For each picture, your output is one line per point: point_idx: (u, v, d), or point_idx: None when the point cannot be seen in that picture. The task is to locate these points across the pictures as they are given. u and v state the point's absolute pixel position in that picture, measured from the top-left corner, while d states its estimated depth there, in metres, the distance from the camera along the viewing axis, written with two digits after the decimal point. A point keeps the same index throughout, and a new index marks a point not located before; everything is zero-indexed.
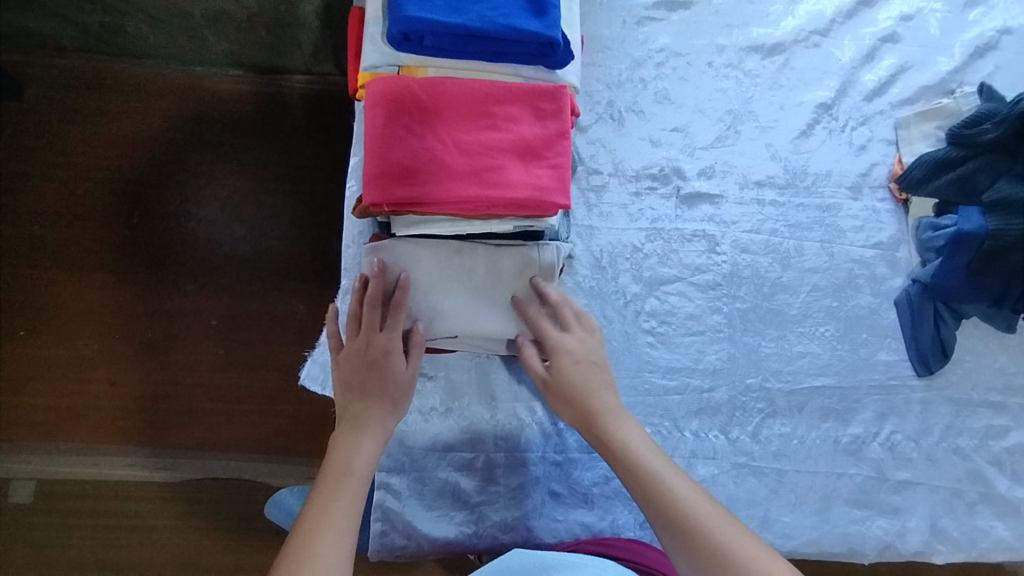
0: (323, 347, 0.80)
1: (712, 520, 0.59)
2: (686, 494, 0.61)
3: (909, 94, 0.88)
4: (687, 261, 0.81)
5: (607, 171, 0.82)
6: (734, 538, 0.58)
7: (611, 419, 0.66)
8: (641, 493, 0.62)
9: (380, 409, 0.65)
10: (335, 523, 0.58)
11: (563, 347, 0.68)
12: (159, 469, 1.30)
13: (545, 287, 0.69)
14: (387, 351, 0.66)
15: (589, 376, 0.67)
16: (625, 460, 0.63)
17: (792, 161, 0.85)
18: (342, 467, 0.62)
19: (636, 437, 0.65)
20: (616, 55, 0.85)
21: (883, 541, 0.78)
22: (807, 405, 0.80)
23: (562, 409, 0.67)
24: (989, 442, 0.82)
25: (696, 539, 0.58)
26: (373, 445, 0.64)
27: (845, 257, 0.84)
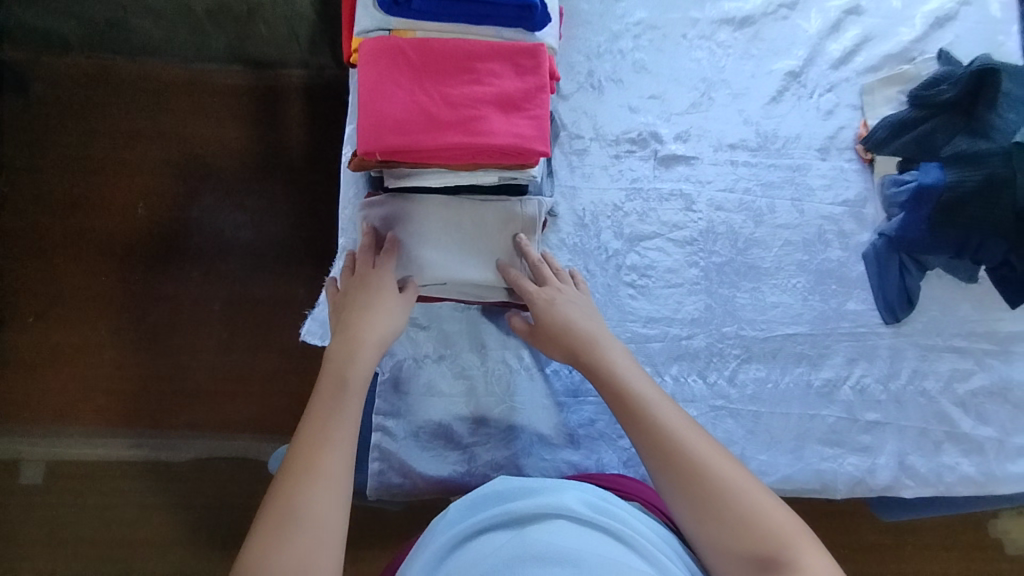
0: (322, 306, 0.87)
1: (689, 436, 0.63)
2: (669, 421, 0.64)
3: (873, 62, 0.93)
4: (665, 218, 0.87)
5: (589, 136, 0.88)
6: (708, 453, 0.62)
7: (598, 346, 0.71)
8: (625, 411, 0.66)
9: (376, 323, 0.69)
10: (340, 433, 0.61)
11: (542, 302, 0.73)
12: (164, 450, 1.34)
13: (525, 245, 0.74)
14: (382, 284, 0.71)
15: (571, 313, 0.73)
16: (611, 380, 0.68)
17: (763, 126, 0.91)
18: (339, 380, 0.65)
19: (621, 360, 0.70)
20: (595, 29, 0.90)
21: (853, 477, 0.83)
22: (781, 351, 0.85)
23: (549, 348, 0.74)
24: (955, 385, 0.86)
25: (672, 451, 0.62)
26: (369, 356, 0.67)
27: (814, 214, 0.89)
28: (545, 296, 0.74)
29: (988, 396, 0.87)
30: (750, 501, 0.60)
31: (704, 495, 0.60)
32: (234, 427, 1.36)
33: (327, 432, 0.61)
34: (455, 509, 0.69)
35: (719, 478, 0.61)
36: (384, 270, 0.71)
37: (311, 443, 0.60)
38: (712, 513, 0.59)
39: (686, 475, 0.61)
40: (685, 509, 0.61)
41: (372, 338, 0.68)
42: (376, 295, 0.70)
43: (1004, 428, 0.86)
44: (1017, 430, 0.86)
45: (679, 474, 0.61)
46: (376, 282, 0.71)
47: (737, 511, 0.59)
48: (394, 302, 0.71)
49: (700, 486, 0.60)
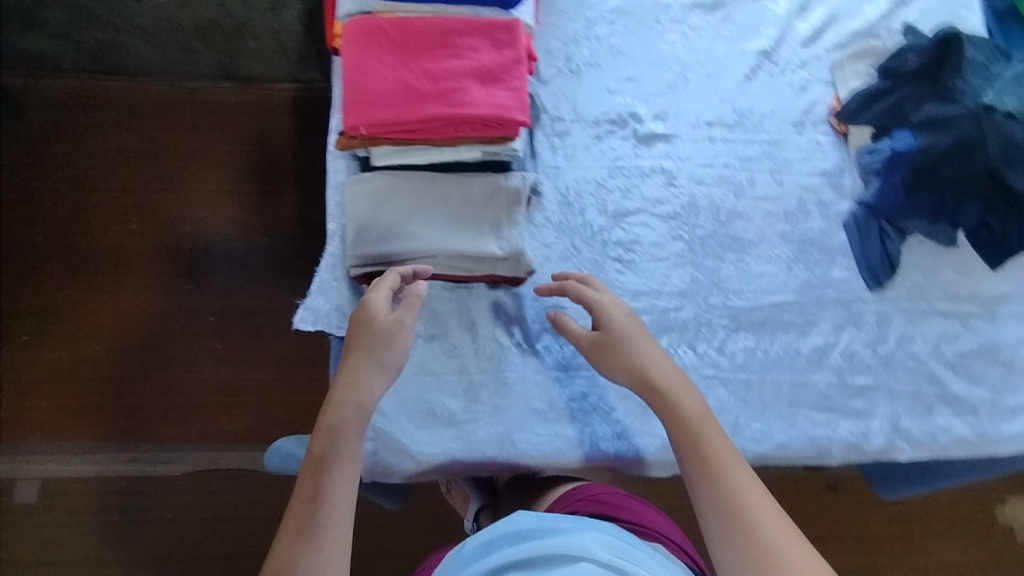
0: (314, 293, 0.80)
1: (754, 504, 0.65)
2: (739, 489, 0.66)
3: (841, 40, 0.96)
4: (648, 194, 0.89)
5: (569, 119, 0.91)
6: (769, 523, 0.64)
7: (674, 394, 0.72)
8: (698, 462, 0.68)
9: (363, 370, 0.69)
10: (324, 523, 0.61)
11: (609, 305, 0.77)
12: (159, 464, 1.33)
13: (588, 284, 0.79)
14: (376, 313, 0.70)
15: (633, 341, 0.75)
16: (688, 431, 0.70)
17: (738, 103, 0.94)
18: (322, 460, 0.65)
19: (696, 410, 0.71)
20: (571, 17, 0.94)
21: (848, 442, 0.83)
22: (769, 319, 0.86)
23: (611, 374, 0.76)
24: (943, 347, 0.87)
25: (738, 522, 0.64)
26: (349, 423, 0.66)
27: (794, 186, 0.91)
28: (614, 307, 0.78)
29: (977, 357, 0.87)
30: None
31: (760, 563, 0.62)
32: (228, 439, 1.34)
33: (312, 522, 0.61)
34: (470, 543, 0.69)
35: (779, 553, 0.62)
36: (373, 295, 0.71)
37: (293, 534, 0.60)
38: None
39: (745, 539, 0.63)
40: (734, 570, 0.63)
41: (356, 399, 0.68)
42: (371, 330, 0.70)
43: (996, 388, 0.86)
44: (1009, 390, 0.86)
45: (736, 535, 0.64)
46: (363, 321, 0.70)
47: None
48: (386, 328, 0.70)
49: (757, 554, 0.62)
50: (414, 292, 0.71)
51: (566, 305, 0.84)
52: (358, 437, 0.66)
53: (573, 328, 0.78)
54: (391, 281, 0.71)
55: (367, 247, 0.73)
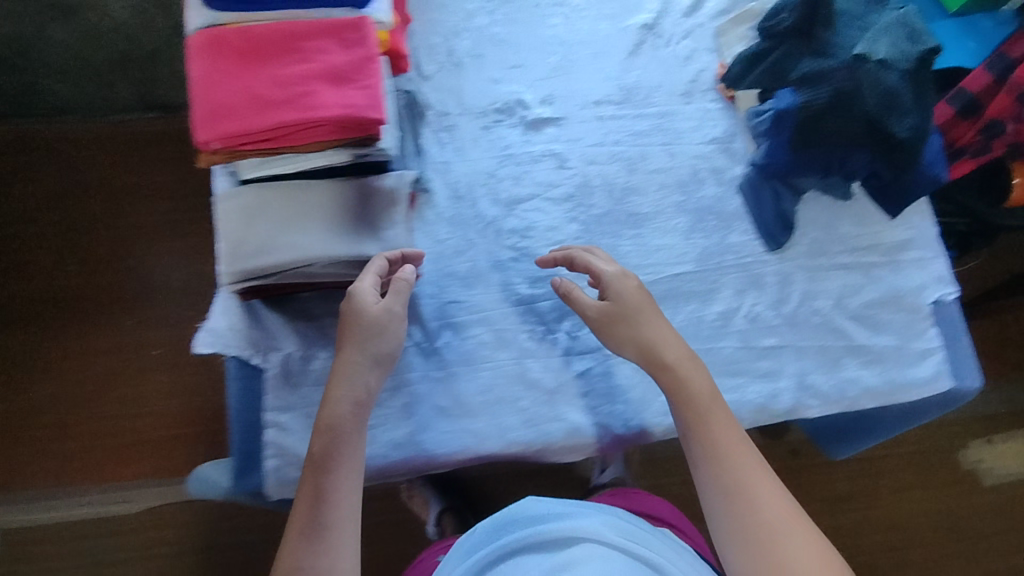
0: (213, 316, 0.80)
1: (756, 487, 0.67)
2: (740, 463, 0.68)
3: (723, 6, 0.96)
4: (539, 179, 0.89)
5: (455, 113, 0.90)
6: (769, 502, 0.66)
7: (678, 368, 0.73)
8: (699, 441, 0.70)
9: (358, 365, 0.70)
10: (329, 522, 0.65)
11: (617, 278, 0.77)
12: (117, 503, 1.30)
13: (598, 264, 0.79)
14: (362, 303, 0.72)
15: (642, 315, 0.75)
16: (693, 409, 0.71)
17: (625, 79, 0.93)
18: (324, 459, 0.67)
19: (699, 383, 0.72)
20: (449, 9, 0.93)
21: (757, 404, 0.83)
22: (670, 291, 0.86)
23: (619, 349, 0.76)
24: (846, 301, 0.88)
25: (739, 493, 0.67)
26: (347, 419, 0.68)
27: (686, 155, 0.91)
28: (622, 280, 0.77)
29: (882, 306, 0.87)
30: (804, 556, 0.63)
31: (759, 540, 0.64)
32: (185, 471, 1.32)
33: (317, 522, 0.64)
34: (482, 529, 0.71)
35: (780, 531, 0.65)
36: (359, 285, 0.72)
37: (301, 533, 0.64)
38: (760, 557, 0.64)
39: (744, 517, 0.66)
40: (731, 545, 0.66)
41: (353, 394, 0.69)
42: (359, 321, 0.71)
43: (903, 335, 0.87)
44: (916, 336, 0.87)
45: (736, 512, 0.66)
46: (352, 312, 0.72)
47: (784, 563, 0.63)
48: (376, 318, 0.72)
49: (755, 532, 0.65)
50: (402, 278, 0.73)
51: (464, 299, 0.85)
52: (357, 433, 0.68)
53: (580, 296, 0.78)
54: (378, 268, 0.73)
55: (244, 261, 0.73)
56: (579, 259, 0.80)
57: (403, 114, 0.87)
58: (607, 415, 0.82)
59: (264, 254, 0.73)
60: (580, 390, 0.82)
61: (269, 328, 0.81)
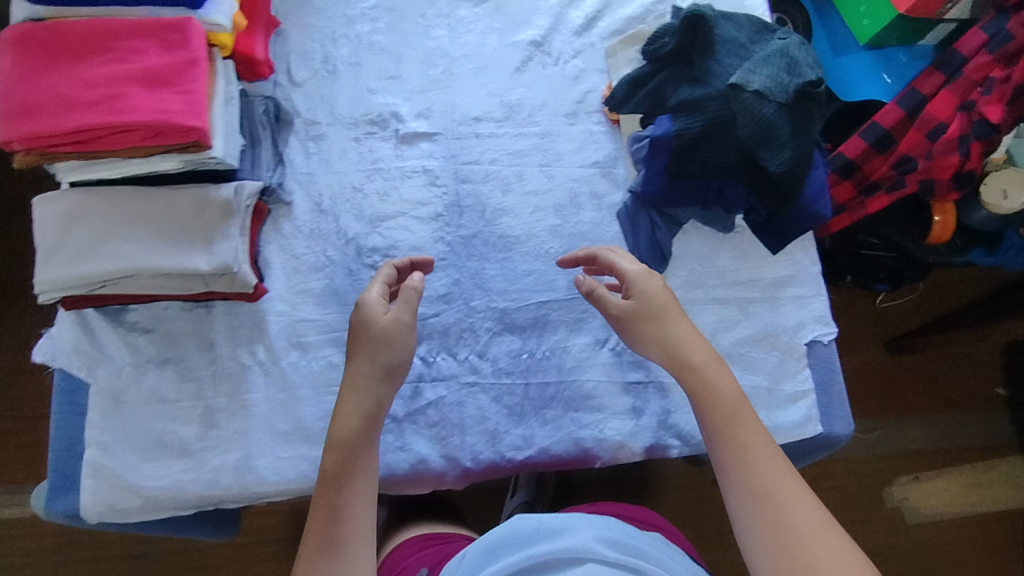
0: (58, 322, 0.77)
1: (787, 491, 0.62)
2: (770, 468, 0.64)
3: (616, 26, 0.93)
4: (407, 196, 0.85)
5: (324, 122, 0.86)
6: (800, 509, 0.61)
7: (701, 369, 0.70)
8: (725, 444, 0.66)
9: (366, 378, 0.69)
10: (342, 538, 0.62)
11: (641, 277, 0.75)
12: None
13: (617, 265, 0.77)
14: (377, 315, 0.71)
15: (668, 314, 0.73)
16: (720, 411, 0.68)
17: (507, 96, 0.90)
18: (339, 474, 0.65)
19: (724, 384, 0.69)
20: (327, 16, 0.90)
21: (616, 442, 0.79)
22: (535, 319, 0.83)
23: (643, 349, 0.75)
24: (719, 336, 0.85)
25: (767, 499, 0.62)
26: (358, 433, 0.66)
27: (565, 178, 0.88)
28: (647, 279, 0.75)
29: (755, 343, 0.85)
30: (839, 566, 0.57)
31: (788, 550, 0.59)
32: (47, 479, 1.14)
33: (331, 540, 0.62)
34: (472, 553, 0.64)
35: (810, 538, 0.59)
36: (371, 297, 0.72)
37: (319, 550, 0.61)
38: (790, 567, 0.59)
39: (774, 525, 0.61)
40: (760, 554, 0.61)
41: (360, 408, 0.67)
42: (372, 330, 0.70)
43: (774, 375, 0.83)
44: (788, 377, 0.83)
45: (762, 518, 0.62)
46: (363, 321, 0.71)
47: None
48: (384, 329, 0.70)
49: (785, 543, 0.60)
50: (409, 285, 0.72)
51: (316, 317, 0.79)
52: (368, 447, 0.66)
53: (603, 295, 0.77)
54: (386, 276, 0.74)
55: (56, 268, 0.68)
56: (603, 257, 0.78)
57: (263, 122, 0.82)
58: (456, 447, 0.77)
59: (80, 261, 0.68)
60: (430, 419, 0.78)
61: (102, 340, 0.76)
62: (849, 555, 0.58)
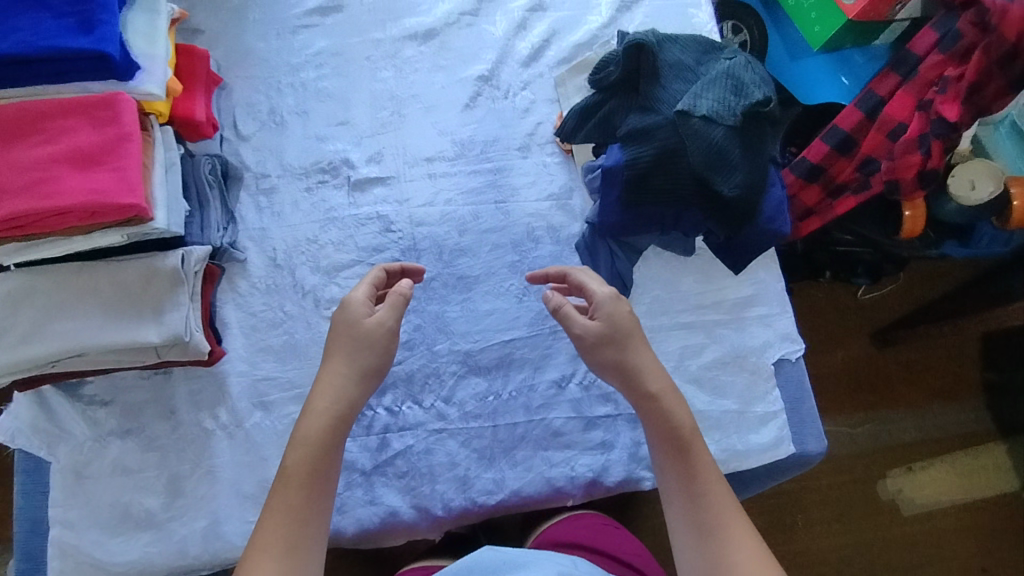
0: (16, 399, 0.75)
1: (730, 525, 0.66)
2: (715, 499, 0.67)
3: (564, 55, 0.93)
4: (362, 243, 0.84)
5: (275, 174, 0.86)
6: (741, 541, 0.64)
7: (661, 399, 0.71)
8: (676, 476, 0.69)
9: (342, 377, 0.70)
10: (299, 541, 0.62)
11: (610, 300, 0.74)
12: None
13: (582, 279, 0.76)
14: (359, 311, 0.71)
15: (632, 340, 0.73)
16: (673, 444, 0.70)
17: (459, 134, 0.89)
18: (302, 476, 0.65)
19: (680, 414, 0.71)
20: (272, 65, 0.89)
21: (588, 478, 0.78)
22: (501, 359, 0.82)
23: (602, 371, 0.75)
24: (686, 362, 0.84)
25: (708, 533, 0.65)
26: (328, 433, 0.67)
27: (521, 213, 0.87)
28: (613, 302, 0.74)
29: (723, 366, 0.84)
30: None
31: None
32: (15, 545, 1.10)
33: (287, 541, 0.62)
34: None
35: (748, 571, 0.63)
36: (356, 295, 0.72)
37: (277, 550, 0.61)
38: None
39: (714, 557, 0.64)
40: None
41: (333, 408, 0.68)
42: (352, 329, 0.71)
43: (743, 398, 0.83)
44: (758, 399, 0.83)
45: (704, 551, 0.65)
46: (347, 321, 0.71)
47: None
48: (367, 331, 0.71)
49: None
50: (397, 290, 0.73)
51: (277, 375, 0.79)
52: (334, 449, 0.67)
53: (570, 313, 0.75)
54: (373, 279, 0.74)
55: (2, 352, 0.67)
56: (573, 276, 0.78)
57: (210, 181, 0.81)
58: (426, 497, 0.77)
59: (28, 343, 0.67)
60: (399, 470, 0.77)
61: (60, 417, 0.75)
62: None
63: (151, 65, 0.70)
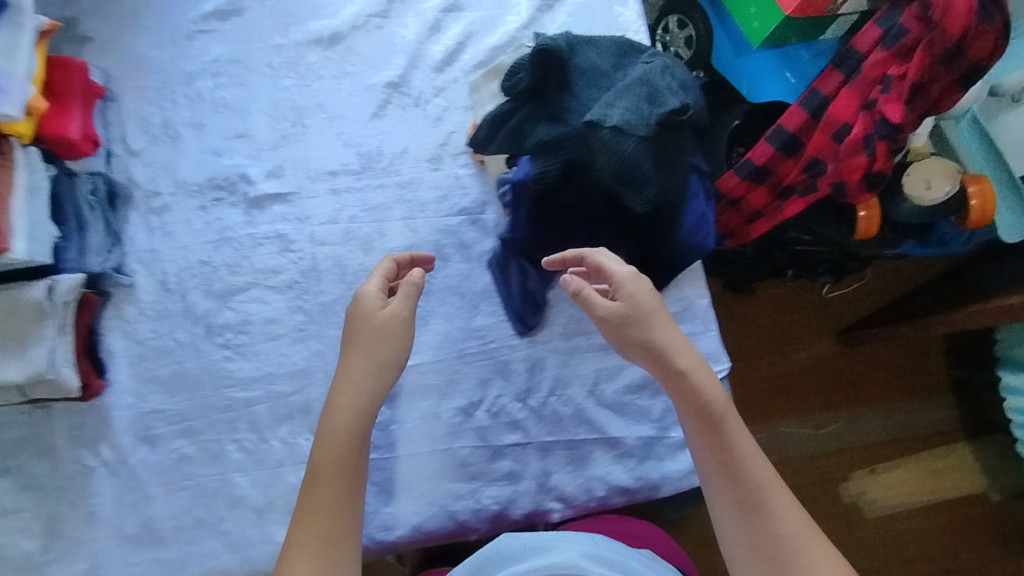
0: None
1: (775, 496, 0.62)
2: (757, 471, 0.63)
3: (480, 58, 0.86)
4: (259, 265, 0.79)
5: (166, 192, 0.80)
6: (786, 514, 0.61)
7: (690, 373, 0.66)
8: (712, 452, 0.64)
9: (360, 373, 0.64)
10: (335, 539, 0.59)
11: (631, 280, 0.70)
12: None
13: (601, 261, 0.71)
14: (374, 304, 0.67)
15: (656, 318, 0.68)
16: (706, 420, 0.65)
17: (365, 146, 0.84)
18: (330, 470, 0.61)
19: (712, 387, 0.66)
20: (165, 75, 0.84)
21: (493, 511, 0.75)
22: (405, 386, 0.78)
23: (627, 352, 0.70)
24: (601, 387, 0.79)
25: (753, 506, 0.61)
26: (351, 430, 0.62)
27: (430, 230, 0.82)
28: (637, 282, 0.70)
29: (642, 390, 0.79)
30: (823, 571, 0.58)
31: (775, 559, 0.59)
32: None
33: (324, 538, 0.59)
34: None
35: (796, 544, 0.59)
36: (368, 288, 0.68)
37: (313, 547, 0.58)
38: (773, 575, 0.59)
39: (759, 531, 0.60)
40: (744, 561, 0.60)
41: (354, 403, 0.64)
42: (367, 323, 0.66)
43: (661, 423, 0.79)
44: (676, 424, 0.79)
45: (749, 526, 0.61)
46: (360, 317, 0.67)
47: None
48: (383, 324, 0.66)
49: (771, 552, 0.59)
50: (409, 280, 0.68)
51: (164, 408, 0.75)
52: (362, 443, 0.63)
53: (592, 296, 0.71)
54: (385, 271, 0.70)
55: None
56: (592, 259, 0.72)
57: (91, 203, 0.76)
58: None
59: None
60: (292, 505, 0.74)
61: None
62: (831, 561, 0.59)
63: (9, 83, 0.65)
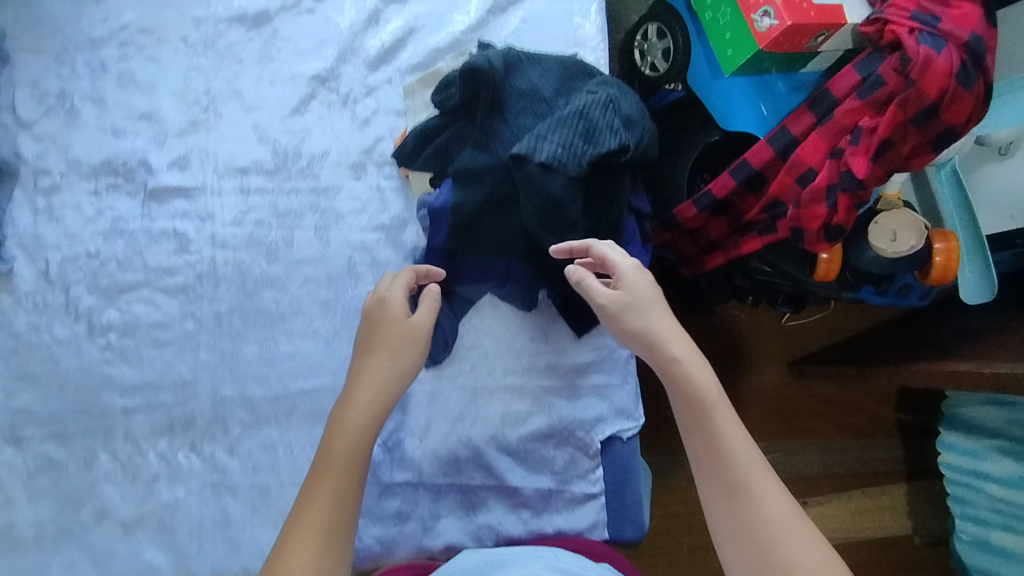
0: None
1: (763, 483, 0.57)
2: (746, 458, 0.58)
3: (419, 59, 0.80)
4: (152, 263, 0.74)
5: (58, 172, 0.74)
6: (773, 500, 0.56)
7: (680, 360, 0.62)
8: (700, 439, 0.60)
9: (382, 372, 0.61)
10: (338, 526, 0.55)
11: (633, 267, 0.67)
12: None
13: (599, 248, 0.67)
14: (397, 307, 0.64)
15: (654, 305, 0.65)
16: (695, 406, 0.61)
17: (282, 143, 0.77)
18: (345, 461, 0.57)
19: (705, 374, 0.62)
20: (67, 39, 0.76)
21: (375, 551, 0.72)
22: (295, 411, 0.73)
23: (623, 343, 0.67)
24: (505, 432, 0.75)
25: (738, 494, 0.57)
26: (370, 427, 0.59)
27: (343, 244, 0.76)
28: (639, 273, 0.66)
29: (547, 439, 0.75)
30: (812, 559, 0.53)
31: (760, 545, 0.55)
32: None
33: (328, 525, 0.55)
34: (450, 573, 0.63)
35: (782, 530, 0.55)
36: (392, 294, 0.64)
37: (315, 534, 0.54)
38: (757, 561, 0.54)
39: (745, 518, 0.56)
40: (731, 547, 0.56)
41: (373, 401, 0.60)
42: (392, 323, 0.63)
43: (562, 475, 0.75)
44: (578, 478, 0.75)
45: (735, 512, 0.57)
46: (385, 318, 0.63)
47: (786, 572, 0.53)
48: (406, 329, 0.63)
49: (756, 539, 0.55)
50: (432, 295, 0.65)
51: (34, 409, 0.71)
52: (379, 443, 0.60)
53: (593, 287, 0.67)
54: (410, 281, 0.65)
55: None
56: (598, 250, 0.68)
57: None
58: (191, 556, 0.70)
59: None
60: (163, 525, 0.70)
61: None
62: (819, 549, 0.54)
63: None
